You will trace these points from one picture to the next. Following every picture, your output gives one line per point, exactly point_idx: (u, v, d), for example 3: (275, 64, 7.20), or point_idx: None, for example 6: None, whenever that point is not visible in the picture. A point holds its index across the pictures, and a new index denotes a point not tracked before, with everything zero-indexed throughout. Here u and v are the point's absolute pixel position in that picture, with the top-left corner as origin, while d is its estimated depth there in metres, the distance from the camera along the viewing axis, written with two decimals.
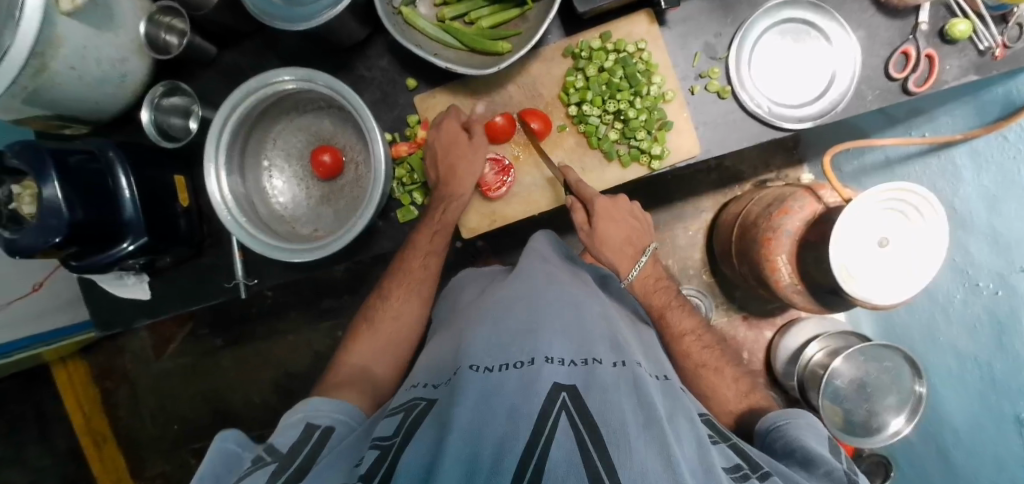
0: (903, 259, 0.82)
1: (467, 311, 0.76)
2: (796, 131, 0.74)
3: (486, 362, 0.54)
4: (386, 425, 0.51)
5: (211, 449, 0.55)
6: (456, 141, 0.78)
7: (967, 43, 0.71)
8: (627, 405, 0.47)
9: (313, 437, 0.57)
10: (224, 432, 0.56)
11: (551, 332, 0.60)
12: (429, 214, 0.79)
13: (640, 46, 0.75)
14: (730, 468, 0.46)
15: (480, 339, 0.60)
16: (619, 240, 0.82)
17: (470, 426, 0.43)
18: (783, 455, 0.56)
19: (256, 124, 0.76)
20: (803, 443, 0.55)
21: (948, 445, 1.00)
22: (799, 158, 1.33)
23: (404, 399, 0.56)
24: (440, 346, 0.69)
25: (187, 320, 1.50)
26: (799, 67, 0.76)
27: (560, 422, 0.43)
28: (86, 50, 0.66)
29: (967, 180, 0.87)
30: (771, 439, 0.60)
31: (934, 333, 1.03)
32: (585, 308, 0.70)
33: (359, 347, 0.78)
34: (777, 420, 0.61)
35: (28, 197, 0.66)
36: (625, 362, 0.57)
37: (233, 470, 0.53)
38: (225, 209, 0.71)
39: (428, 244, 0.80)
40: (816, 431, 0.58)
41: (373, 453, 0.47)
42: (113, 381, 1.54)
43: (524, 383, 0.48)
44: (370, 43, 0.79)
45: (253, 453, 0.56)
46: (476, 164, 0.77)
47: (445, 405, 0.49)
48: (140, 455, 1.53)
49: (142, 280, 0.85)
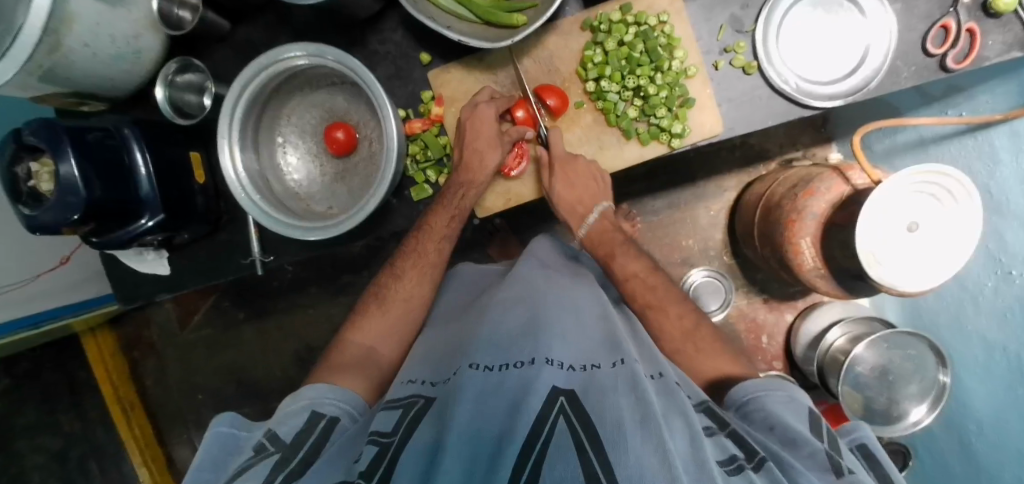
0: (931, 244, 0.79)
1: (467, 312, 0.76)
2: (825, 109, 0.71)
3: (486, 361, 0.55)
4: (384, 420, 0.52)
5: (210, 432, 0.57)
6: (483, 124, 0.75)
7: (1013, 16, 0.66)
8: (625, 404, 0.46)
9: (319, 426, 0.58)
10: (220, 414, 0.58)
11: (552, 335, 0.59)
12: (441, 201, 0.79)
13: (662, 19, 0.72)
14: (724, 461, 0.45)
15: (480, 336, 0.61)
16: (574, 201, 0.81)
17: (468, 426, 0.44)
18: (762, 431, 0.54)
19: (268, 101, 0.76)
20: (784, 420, 0.53)
21: (969, 434, 0.98)
22: (828, 136, 1.28)
23: (402, 394, 0.57)
24: (452, 335, 0.69)
25: (210, 294, 1.53)
26: (829, 42, 0.72)
27: (557, 428, 0.43)
28: (99, 27, 0.66)
29: (1004, 162, 0.83)
30: (748, 416, 0.58)
31: (961, 320, 1.00)
32: (583, 313, 0.69)
33: (374, 324, 0.79)
34: (753, 390, 0.60)
35: (46, 175, 0.67)
36: (623, 361, 0.56)
37: (231, 455, 0.55)
38: (240, 187, 0.71)
39: (439, 231, 0.79)
40: (793, 404, 0.57)
41: (372, 449, 0.47)
42: (140, 352, 1.59)
43: (524, 382, 0.49)
44: (383, 17, 0.77)
45: (248, 431, 0.58)
46: (499, 149, 0.76)
47: (445, 403, 0.50)
48: (167, 423, 1.59)
49: (161, 255, 0.87)
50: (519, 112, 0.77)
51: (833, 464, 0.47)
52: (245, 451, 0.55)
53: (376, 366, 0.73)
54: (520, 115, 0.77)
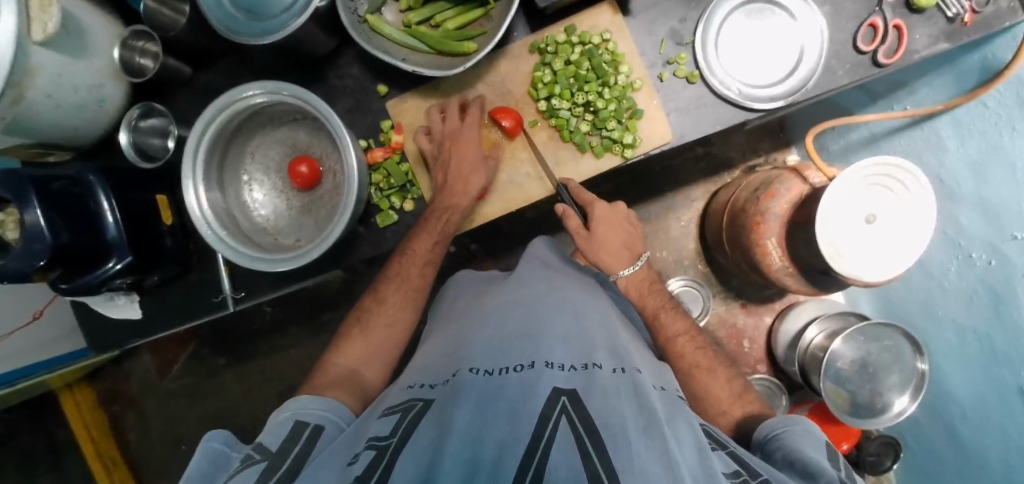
0: (897, 221, 0.81)
1: (465, 313, 0.78)
2: (768, 111, 0.74)
3: (486, 366, 0.57)
4: (383, 425, 0.53)
5: (200, 448, 0.56)
6: (467, 148, 0.78)
7: (935, 11, 0.71)
8: (627, 410, 0.49)
9: (302, 435, 0.58)
10: (211, 431, 0.57)
11: (552, 337, 0.62)
12: (421, 228, 0.80)
13: (605, 38, 0.75)
14: (731, 474, 0.47)
15: (479, 344, 0.63)
16: (617, 245, 0.83)
17: (469, 431, 0.45)
18: (782, 467, 0.55)
19: (232, 140, 0.77)
20: (802, 454, 0.54)
21: (955, 420, 0.99)
22: (786, 141, 1.32)
23: (403, 398, 0.59)
24: (438, 348, 0.71)
25: (190, 341, 1.52)
26: (768, 47, 0.75)
27: (560, 425, 0.45)
28: (61, 78, 0.68)
29: (951, 149, 0.87)
30: (774, 450, 0.59)
31: (932, 308, 1.02)
32: (585, 317, 0.71)
33: (345, 359, 0.78)
34: (774, 429, 0.61)
35: (11, 223, 0.68)
36: (624, 368, 0.59)
37: (220, 471, 0.54)
38: (205, 224, 0.72)
39: (423, 255, 0.81)
40: (813, 439, 0.58)
41: (370, 453, 0.48)
42: (120, 406, 1.55)
43: (526, 386, 0.51)
44: (340, 53, 0.80)
45: (240, 451, 0.57)
46: (482, 174, 0.79)
47: (446, 406, 0.52)
48: (150, 478, 1.54)
49: (132, 300, 0.86)
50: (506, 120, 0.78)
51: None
52: (234, 464, 0.54)
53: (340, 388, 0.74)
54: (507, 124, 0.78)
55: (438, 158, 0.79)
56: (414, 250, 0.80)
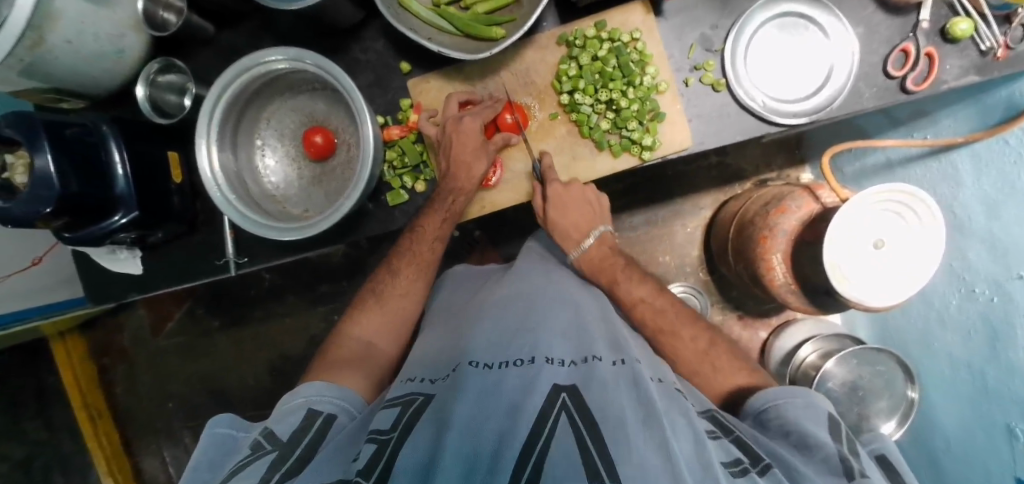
0: (901, 259, 0.80)
1: (465, 309, 0.78)
2: (790, 127, 0.73)
3: (486, 359, 0.58)
4: (384, 417, 0.54)
5: (205, 433, 0.60)
6: (469, 136, 0.76)
7: (969, 43, 0.70)
8: (627, 404, 0.49)
9: (315, 425, 0.59)
10: (218, 416, 0.60)
11: (553, 333, 0.63)
12: (428, 208, 0.80)
13: (634, 36, 0.74)
14: (729, 462, 0.47)
15: (482, 337, 0.64)
16: (572, 224, 0.82)
17: (470, 425, 0.47)
18: (777, 438, 0.55)
19: (249, 103, 0.77)
20: (800, 427, 0.54)
21: (940, 452, 1.00)
22: (801, 158, 1.32)
23: (401, 392, 0.59)
24: (441, 339, 0.72)
25: (185, 300, 1.52)
26: (796, 63, 0.75)
27: (560, 423, 0.46)
28: (84, 25, 0.67)
29: (966, 184, 0.86)
30: (767, 421, 0.59)
31: (930, 338, 1.02)
32: (586, 312, 0.71)
33: (361, 332, 0.81)
34: (774, 398, 0.60)
35: (21, 168, 0.67)
36: (624, 360, 0.59)
37: (225, 453, 0.57)
38: (215, 185, 0.71)
39: (432, 234, 0.80)
40: (813, 411, 0.57)
41: (370, 447, 0.49)
42: (112, 358, 1.56)
43: (525, 380, 0.52)
44: (366, 26, 0.79)
45: (242, 432, 0.60)
46: (486, 159, 0.77)
47: (446, 398, 0.53)
48: (136, 432, 1.55)
49: (134, 255, 0.86)
50: (507, 119, 0.80)
51: (845, 470, 0.48)
52: (242, 449, 0.57)
53: (336, 362, 0.74)
54: (508, 121, 0.80)
55: (440, 143, 0.78)
56: (424, 226, 0.80)
